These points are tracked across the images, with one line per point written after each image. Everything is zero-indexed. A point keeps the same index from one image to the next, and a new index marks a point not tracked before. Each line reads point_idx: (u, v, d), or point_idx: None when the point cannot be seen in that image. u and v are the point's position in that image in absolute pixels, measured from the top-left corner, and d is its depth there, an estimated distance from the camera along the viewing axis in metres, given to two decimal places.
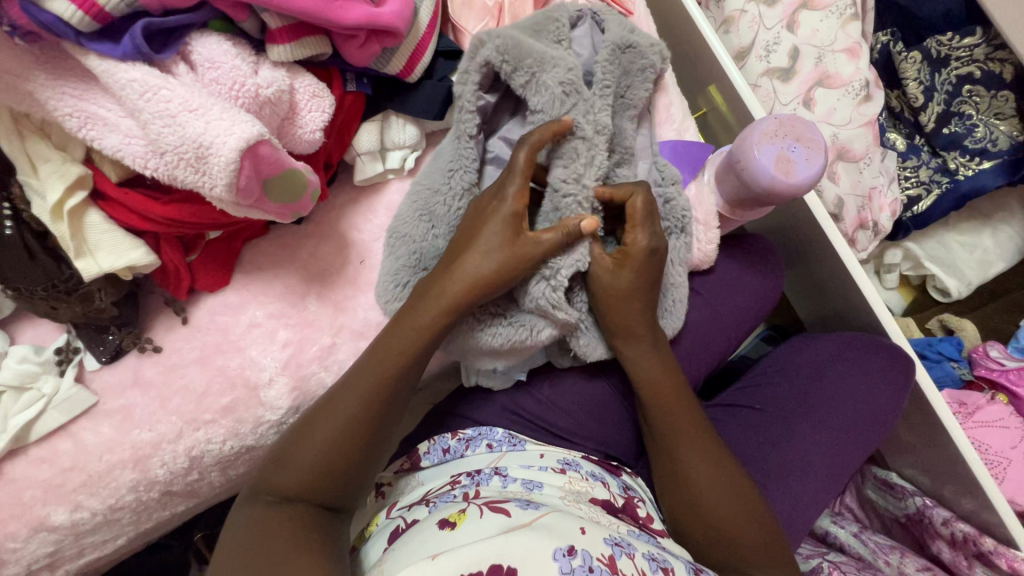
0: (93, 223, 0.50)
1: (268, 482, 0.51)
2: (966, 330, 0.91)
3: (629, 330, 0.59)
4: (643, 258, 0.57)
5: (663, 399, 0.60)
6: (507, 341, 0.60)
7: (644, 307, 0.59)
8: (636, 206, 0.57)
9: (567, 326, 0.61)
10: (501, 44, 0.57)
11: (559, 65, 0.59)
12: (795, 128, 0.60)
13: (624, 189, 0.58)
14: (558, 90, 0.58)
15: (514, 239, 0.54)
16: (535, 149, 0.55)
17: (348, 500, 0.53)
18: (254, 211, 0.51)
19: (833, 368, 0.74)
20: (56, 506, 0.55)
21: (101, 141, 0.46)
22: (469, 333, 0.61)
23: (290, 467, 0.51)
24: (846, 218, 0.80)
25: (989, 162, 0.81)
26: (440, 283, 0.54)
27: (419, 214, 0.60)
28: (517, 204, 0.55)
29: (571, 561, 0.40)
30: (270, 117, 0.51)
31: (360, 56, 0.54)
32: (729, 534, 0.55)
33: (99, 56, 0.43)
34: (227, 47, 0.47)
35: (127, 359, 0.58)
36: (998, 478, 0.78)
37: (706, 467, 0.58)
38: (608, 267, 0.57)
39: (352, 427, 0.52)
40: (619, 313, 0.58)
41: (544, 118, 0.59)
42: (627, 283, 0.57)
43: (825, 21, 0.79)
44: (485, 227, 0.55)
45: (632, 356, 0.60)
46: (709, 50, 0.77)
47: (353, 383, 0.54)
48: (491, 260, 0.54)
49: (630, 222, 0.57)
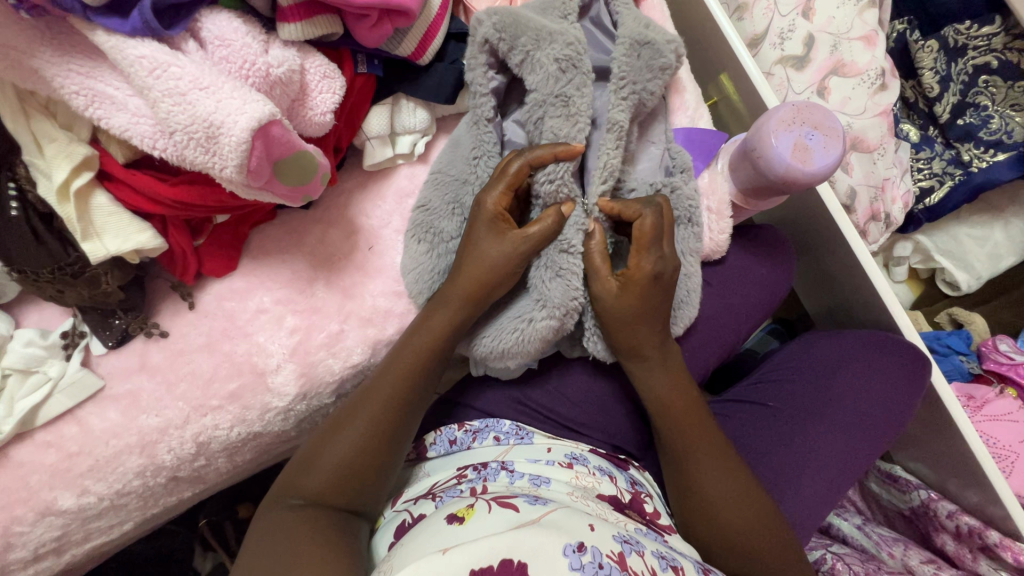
0: (99, 206, 0.49)
1: (290, 487, 0.51)
2: (976, 324, 0.89)
3: (640, 351, 0.59)
4: (646, 285, 0.56)
5: (670, 409, 0.59)
6: (511, 344, 0.60)
7: (651, 331, 0.58)
8: (643, 227, 0.55)
9: (562, 315, 0.58)
10: (498, 21, 0.57)
11: (558, 41, 0.58)
12: (813, 116, 0.59)
13: (634, 208, 0.57)
14: (553, 68, 0.57)
15: (508, 235, 0.56)
16: (531, 163, 0.55)
17: (367, 503, 0.53)
18: (263, 194, 0.50)
19: (850, 366, 0.73)
20: (63, 490, 0.55)
21: (108, 120, 0.45)
22: (473, 331, 0.63)
23: (314, 468, 0.51)
24: (859, 209, 0.79)
25: (1004, 154, 0.79)
26: (447, 285, 0.57)
27: (450, 207, 0.61)
28: (495, 206, 0.56)
29: (581, 557, 0.39)
30: (280, 98, 0.50)
31: (372, 37, 0.52)
32: (737, 540, 0.55)
33: (107, 32, 0.42)
34: (236, 24, 0.46)
35: (133, 343, 0.58)
36: (1005, 471, 0.78)
37: (714, 474, 0.57)
38: (612, 291, 0.57)
39: (373, 432, 0.52)
40: (629, 335, 0.58)
41: (536, 97, 0.59)
42: (631, 306, 0.56)
43: (842, 8, 0.78)
44: (476, 228, 0.56)
45: (644, 377, 0.60)
46: (722, 36, 0.76)
47: (376, 388, 0.54)
48: (484, 266, 0.56)
49: (637, 244, 0.56)
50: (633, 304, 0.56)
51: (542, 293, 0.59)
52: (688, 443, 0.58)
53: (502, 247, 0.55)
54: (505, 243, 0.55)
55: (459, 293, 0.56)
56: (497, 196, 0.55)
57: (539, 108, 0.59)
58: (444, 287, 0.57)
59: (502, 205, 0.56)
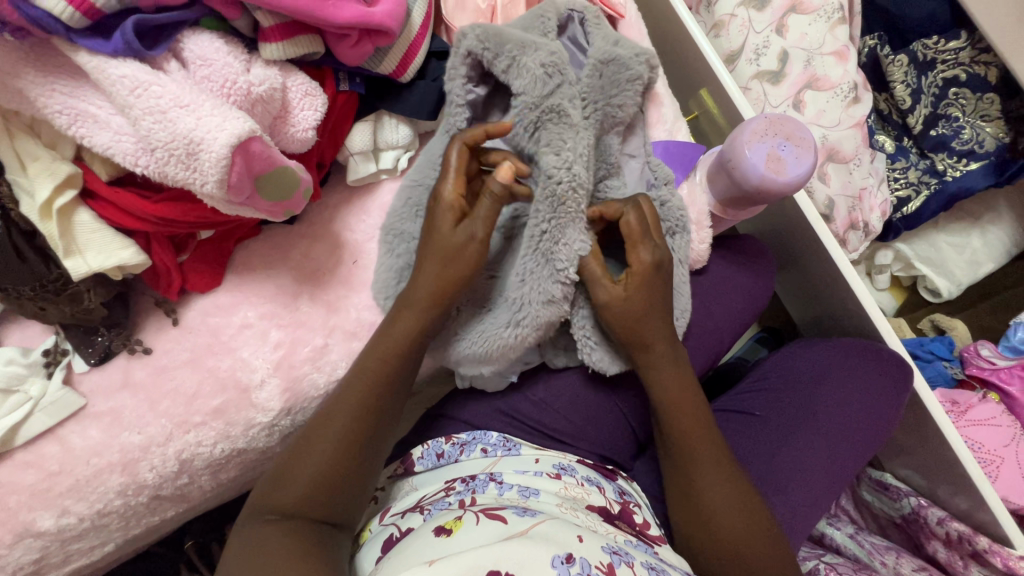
0: (83, 223, 0.50)
1: (265, 500, 0.51)
2: (957, 329, 0.91)
3: (647, 345, 0.58)
4: (649, 275, 0.57)
5: (677, 416, 0.59)
6: (486, 346, 0.60)
7: (660, 326, 0.58)
8: (631, 223, 0.57)
9: (545, 326, 0.60)
10: (480, 33, 0.57)
11: (541, 49, 0.59)
12: (786, 127, 0.61)
13: (616, 207, 0.59)
14: (540, 71, 0.57)
15: (464, 224, 0.55)
16: (467, 142, 0.55)
17: (344, 514, 0.52)
18: (245, 208, 0.51)
19: (835, 375, 0.73)
20: (42, 511, 0.54)
21: (91, 138, 0.46)
22: (449, 340, 0.63)
23: (288, 479, 0.51)
24: (838, 218, 0.80)
25: (977, 163, 0.81)
26: (413, 287, 0.56)
27: (415, 210, 0.60)
28: (452, 197, 0.54)
29: (570, 568, 0.40)
30: (261, 116, 0.51)
31: (352, 55, 0.54)
32: (739, 554, 0.55)
33: (90, 53, 0.43)
34: (218, 44, 0.47)
35: (116, 360, 0.58)
36: (992, 476, 0.78)
37: (718, 486, 0.56)
38: (619, 295, 0.57)
39: (345, 440, 0.52)
40: (635, 329, 0.57)
41: (526, 100, 0.57)
42: (640, 306, 0.57)
43: (813, 25, 0.80)
44: (433, 220, 0.55)
45: (652, 373, 0.59)
46: (700, 54, 0.78)
47: (348, 396, 0.54)
48: (447, 257, 0.54)
49: (631, 240, 0.57)
50: (636, 299, 0.57)
51: (521, 300, 0.59)
52: (692, 451, 0.58)
53: (454, 233, 0.54)
54: (459, 233, 0.54)
55: (426, 296, 0.55)
56: (452, 187, 0.55)
57: (531, 112, 0.58)
58: (408, 289, 0.56)
59: (460, 195, 0.55)
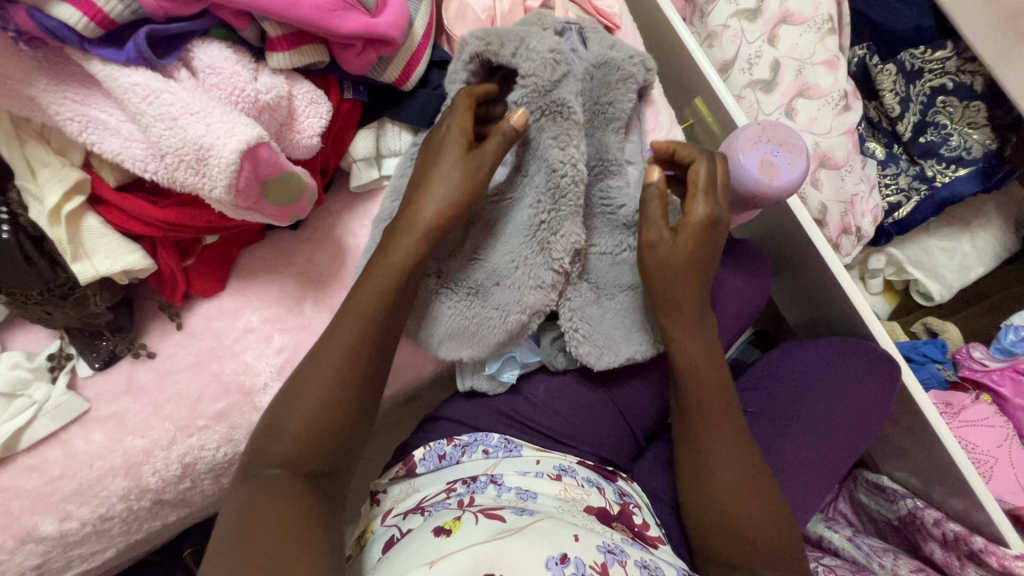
0: (90, 228, 0.50)
1: (257, 456, 0.49)
2: (949, 332, 0.92)
3: (676, 303, 0.59)
4: (702, 230, 0.58)
5: (699, 393, 0.59)
6: (474, 324, 0.62)
7: (699, 286, 0.59)
8: (699, 173, 0.59)
9: (539, 312, 0.62)
10: (482, 32, 0.58)
11: (545, 40, 0.59)
12: (778, 134, 0.62)
13: (690, 151, 0.61)
14: (548, 56, 0.57)
15: (469, 156, 0.54)
16: (476, 92, 0.57)
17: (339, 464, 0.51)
18: (252, 213, 0.52)
19: (823, 373, 0.74)
20: (45, 516, 0.54)
21: (101, 144, 0.47)
22: (428, 312, 0.62)
23: (281, 432, 0.49)
24: (830, 224, 0.82)
25: (965, 170, 0.83)
26: (414, 208, 0.54)
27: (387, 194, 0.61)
28: (461, 128, 0.55)
29: (563, 569, 0.41)
30: (269, 122, 0.52)
31: (357, 64, 0.55)
32: (749, 538, 0.55)
33: (103, 61, 0.44)
34: (228, 53, 0.49)
35: (120, 365, 0.58)
36: (986, 476, 0.80)
37: (730, 469, 0.57)
38: (667, 239, 0.58)
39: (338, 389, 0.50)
40: (671, 280, 0.59)
41: (535, 83, 0.57)
42: (690, 252, 0.58)
43: (804, 35, 0.83)
44: (437, 152, 0.55)
45: (680, 338, 0.60)
46: (695, 63, 0.80)
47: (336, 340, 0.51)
48: (455, 182, 0.54)
49: (693, 190, 0.58)
50: (684, 250, 0.58)
51: (516, 284, 0.61)
52: (707, 430, 0.58)
53: (460, 166, 0.54)
54: (463, 164, 0.54)
55: (424, 223, 0.54)
56: (462, 120, 0.55)
57: (537, 96, 0.58)
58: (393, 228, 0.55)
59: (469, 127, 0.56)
